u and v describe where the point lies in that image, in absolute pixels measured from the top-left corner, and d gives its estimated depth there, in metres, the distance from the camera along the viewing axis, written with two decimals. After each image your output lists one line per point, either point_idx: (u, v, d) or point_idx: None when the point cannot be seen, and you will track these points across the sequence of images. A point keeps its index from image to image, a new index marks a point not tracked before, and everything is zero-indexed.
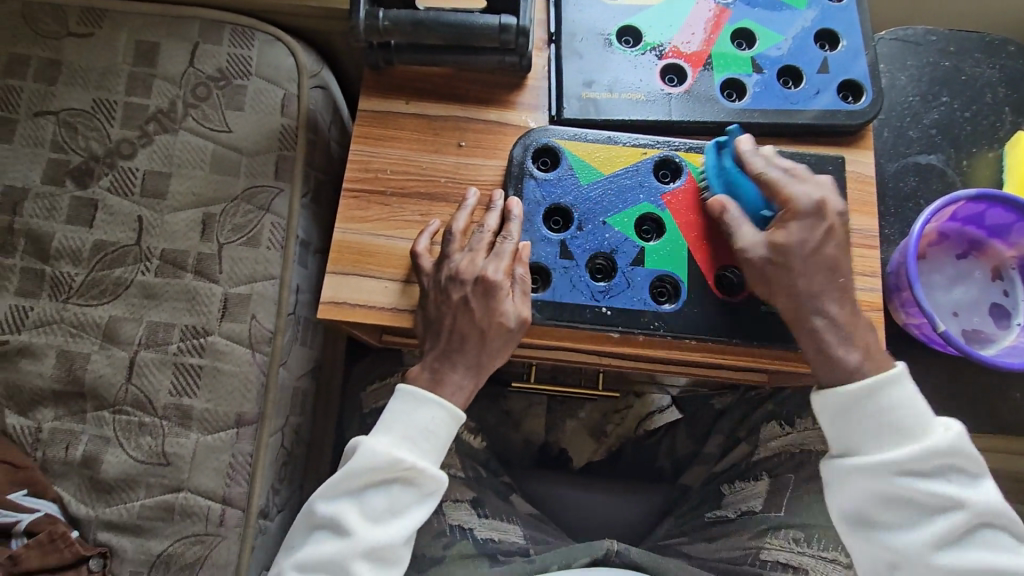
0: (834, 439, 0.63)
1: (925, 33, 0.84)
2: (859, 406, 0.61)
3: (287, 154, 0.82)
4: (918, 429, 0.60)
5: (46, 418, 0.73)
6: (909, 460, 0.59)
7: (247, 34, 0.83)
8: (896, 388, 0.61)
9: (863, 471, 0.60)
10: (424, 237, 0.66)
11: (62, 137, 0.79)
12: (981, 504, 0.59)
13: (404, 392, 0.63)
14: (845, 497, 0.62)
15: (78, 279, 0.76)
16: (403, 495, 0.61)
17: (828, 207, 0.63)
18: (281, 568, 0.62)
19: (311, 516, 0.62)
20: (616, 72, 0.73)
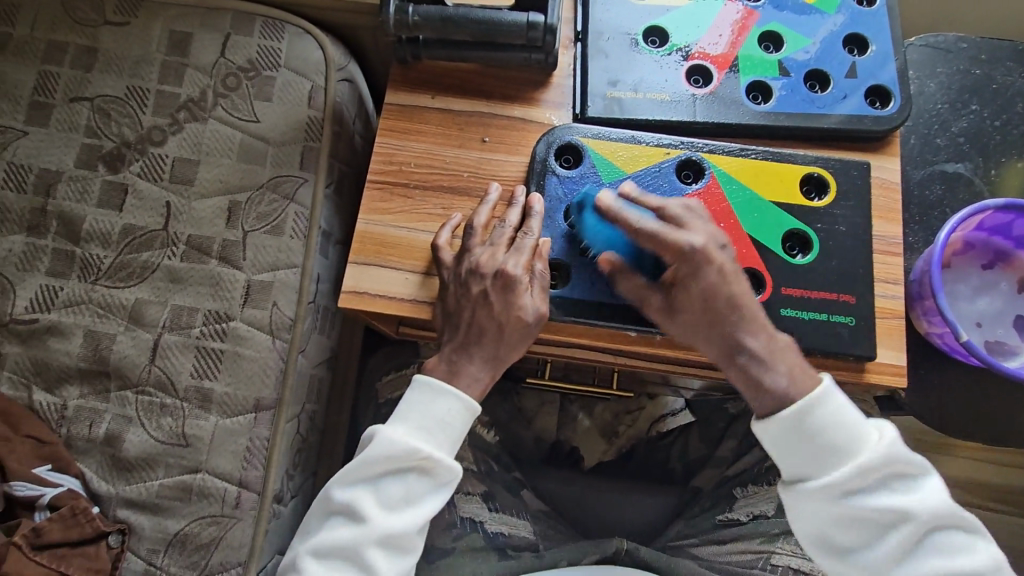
0: (784, 468, 0.61)
1: (956, 39, 0.83)
2: (803, 427, 0.59)
3: (313, 145, 0.83)
4: (855, 445, 0.58)
5: (72, 396, 0.75)
6: (852, 480, 0.58)
7: (277, 27, 0.85)
8: (825, 405, 0.59)
9: (814, 496, 0.59)
10: (445, 229, 0.67)
11: (96, 122, 0.81)
12: (929, 507, 0.58)
13: (422, 382, 0.63)
14: (805, 523, 0.60)
15: (107, 262, 0.78)
16: (419, 484, 0.62)
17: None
18: (296, 552, 0.63)
19: (328, 501, 0.63)
20: (641, 72, 0.73)
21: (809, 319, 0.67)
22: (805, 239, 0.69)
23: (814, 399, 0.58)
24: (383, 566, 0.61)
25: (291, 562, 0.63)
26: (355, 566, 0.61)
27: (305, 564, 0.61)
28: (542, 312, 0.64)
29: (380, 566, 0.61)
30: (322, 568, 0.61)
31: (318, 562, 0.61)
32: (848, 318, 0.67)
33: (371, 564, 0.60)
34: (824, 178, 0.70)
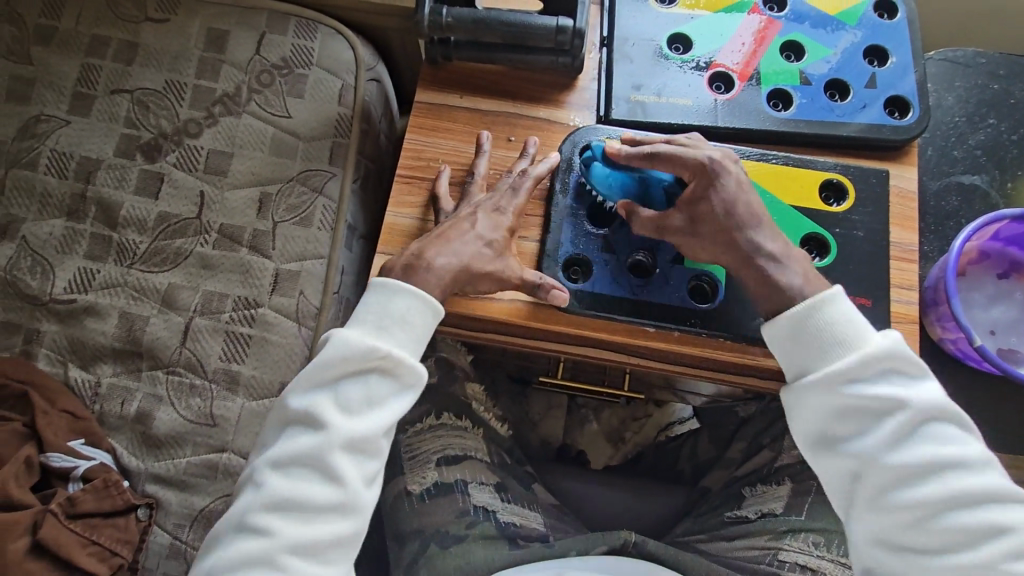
0: (787, 366, 0.61)
1: (975, 55, 0.85)
2: (808, 321, 0.59)
3: (342, 141, 0.86)
4: (861, 339, 0.58)
5: (105, 374, 0.78)
6: (852, 369, 0.58)
7: (311, 27, 0.88)
8: (835, 305, 0.59)
9: (820, 392, 0.58)
10: (446, 172, 0.72)
11: (135, 114, 0.84)
12: (936, 431, 0.56)
13: (379, 283, 0.62)
14: (803, 419, 0.60)
15: (142, 247, 0.81)
16: (380, 386, 0.60)
17: (727, 163, 0.62)
18: (254, 466, 0.60)
19: (284, 412, 0.60)
20: (665, 78, 0.75)
21: None
22: (823, 243, 0.71)
23: (822, 299, 0.59)
24: (349, 472, 0.58)
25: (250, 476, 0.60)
26: (318, 475, 0.58)
27: (264, 475, 0.58)
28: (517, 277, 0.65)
29: (346, 472, 0.58)
30: (283, 479, 0.58)
31: (277, 473, 0.58)
32: (864, 322, 0.68)
33: (336, 471, 0.58)
34: (843, 185, 0.72)
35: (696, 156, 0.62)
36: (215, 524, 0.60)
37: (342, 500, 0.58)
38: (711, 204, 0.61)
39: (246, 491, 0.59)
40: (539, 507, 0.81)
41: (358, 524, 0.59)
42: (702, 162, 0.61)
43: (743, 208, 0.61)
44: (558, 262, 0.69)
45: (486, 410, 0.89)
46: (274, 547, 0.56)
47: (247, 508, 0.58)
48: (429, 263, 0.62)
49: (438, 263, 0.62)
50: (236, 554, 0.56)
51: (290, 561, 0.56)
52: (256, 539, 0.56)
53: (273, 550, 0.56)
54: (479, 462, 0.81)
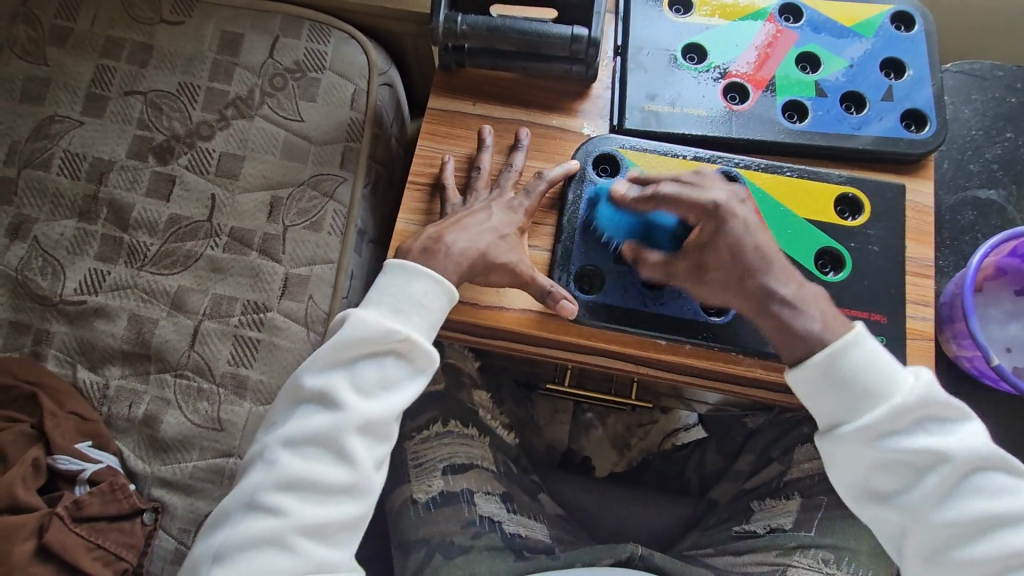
0: (817, 415, 0.61)
1: (992, 68, 0.84)
2: (836, 369, 0.59)
3: (353, 146, 0.86)
4: (890, 385, 0.59)
5: (114, 376, 0.78)
6: (887, 421, 0.58)
7: (325, 31, 0.88)
8: (859, 348, 0.59)
9: (852, 441, 0.59)
10: (451, 163, 0.72)
11: (148, 115, 0.84)
12: (967, 451, 0.58)
13: (395, 266, 0.62)
14: (843, 473, 0.61)
15: (153, 249, 0.81)
16: (396, 369, 0.60)
17: (733, 205, 0.61)
18: (264, 443, 0.59)
19: (297, 389, 0.60)
20: (679, 88, 0.75)
21: None
22: (836, 256, 0.70)
23: (847, 344, 0.59)
24: (362, 454, 0.58)
25: (260, 453, 0.59)
26: (331, 455, 0.58)
27: (276, 453, 0.58)
28: (531, 278, 0.65)
29: (358, 453, 0.58)
30: (295, 458, 0.58)
31: (289, 451, 0.58)
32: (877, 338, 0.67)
33: (349, 452, 0.58)
34: (858, 199, 0.71)
35: (700, 201, 0.61)
36: (221, 501, 0.60)
37: (353, 482, 0.58)
38: (719, 249, 0.61)
39: (256, 468, 0.58)
40: (545, 517, 0.81)
41: (366, 506, 0.59)
42: (707, 206, 0.61)
43: (753, 252, 0.60)
44: (569, 272, 0.69)
45: (493, 418, 0.88)
46: (283, 526, 0.56)
47: (258, 486, 0.57)
48: (447, 254, 0.63)
49: (455, 254, 0.63)
50: (244, 532, 0.56)
51: (299, 541, 0.56)
52: (266, 518, 0.56)
53: (283, 529, 0.55)
54: (486, 471, 0.80)
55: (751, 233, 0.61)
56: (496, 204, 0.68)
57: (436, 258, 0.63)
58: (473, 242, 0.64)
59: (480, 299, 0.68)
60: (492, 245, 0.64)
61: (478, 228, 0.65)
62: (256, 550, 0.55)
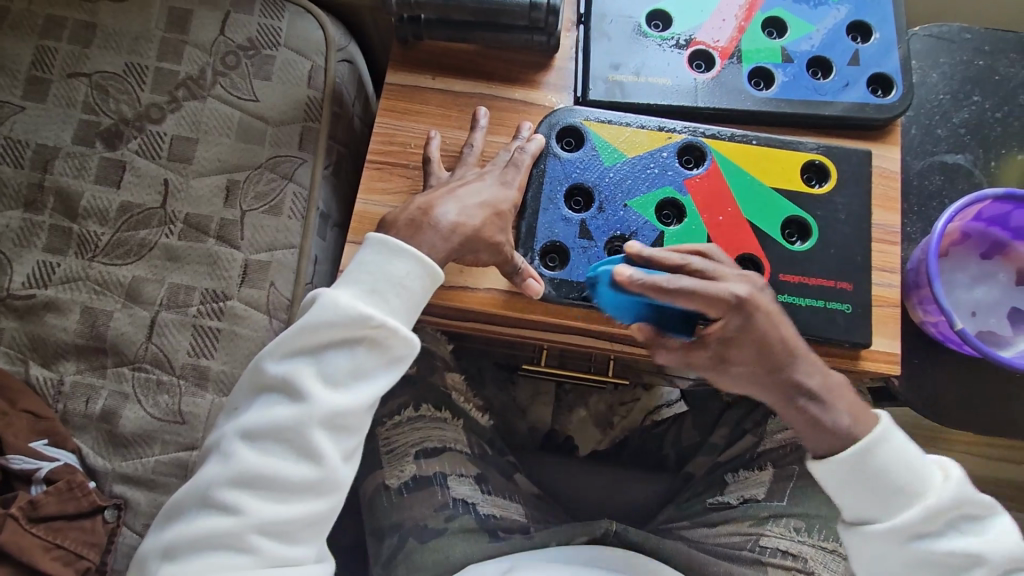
0: (843, 507, 0.63)
1: (960, 30, 0.83)
2: (865, 463, 0.60)
3: (312, 126, 0.83)
4: (920, 486, 0.60)
5: (69, 371, 0.75)
6: (920, 521, 0.60)
7: (278, 5, 0.84)
8: (888, 441, 0.61)
9: (880, 537, 0.60)
10: (437, 139, 0.69)
11: (94, 98, 0.80)
12: (1002, 553, 0.59)
13: (377, 241, 0.59)
14: (868, 567, 0.62)
15: (105, 239, 0.77)
16: (367, 358, 0.58)
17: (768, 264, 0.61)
18: (223, 433, 0.58)
19: (260, 376, 0.58)
20: (644, 57, 0.73)
21: (807, 305, 0.67)
22: (803, 225, 0.69)
23: (872, 442, 0.60)
24: (327, 449, 0.57)
25: (218, 443, 0.58)
26: (294, 449, 0.56)
27: (234, 445, 0.56)
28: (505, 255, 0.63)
29: (323, 449, 0.56)
30: (255, 451, 0.56)
31: (249, 444, 0.56)
32: (845, 306, 0.67)
33: (314, 447, 0.56)
34: (825, 165, 0.70)
35: (722, 293, 0.56)
36: (176, 493, 0.58)
37: (318, 477, 0.56)
38: (743, 343, 0.58)
39: (213, 461, 0.57)
40: (522, 498, 0.80)
41: (333, 502, 0.58)
42: (730, 299, 0.56)
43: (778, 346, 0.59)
44: (534, 249, 0.67)
45: (467, 400, 0.86)
46: (242, 523, 0.54)
47: (215, 480, 0.56)
48: (435, 228, 0.60)
49: (445, 229, 0.60)
50: (200, 529, 0.55)
51: (258, 539, 0.55)
52: (225, 515, 0.55)
53: (241, 527, 0.54)
54: (459, 454, 0.79)
55: (775, 322, 0.58)
56: (486, 176, 0.65)
57: (421, 233, 0.60)
58: (462, 216, 0.61)
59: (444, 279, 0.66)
60: (486, 223, 0.62)
61: (465, 201, 0.62)
62: (214, 548, 0.54)
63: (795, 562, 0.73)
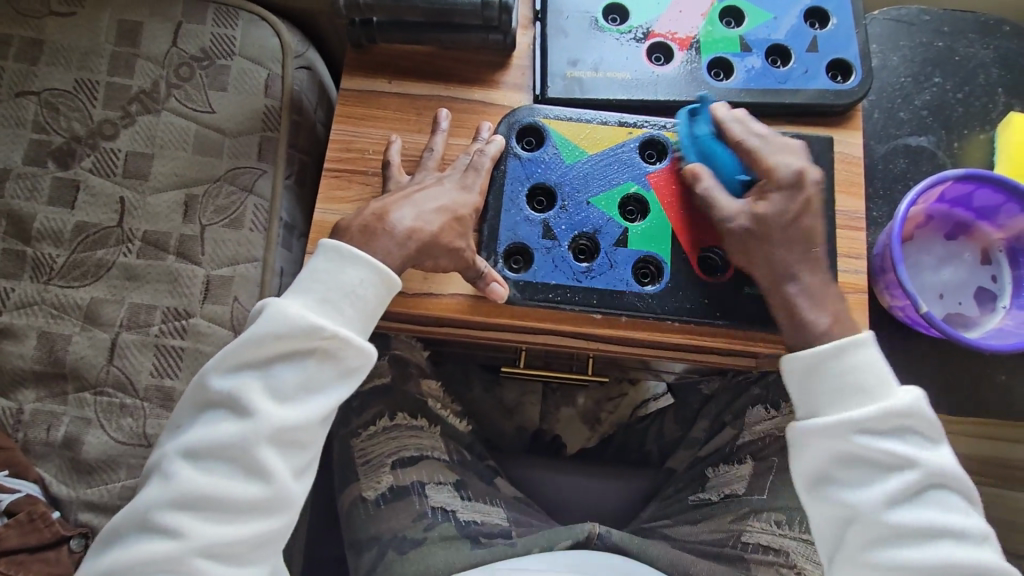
0: (798, 405, 0.63)
1: (918, 12, 0.83)
2: (841, 356, 0.60)
3: (271, 135, 0.81)
4: (884, 388, 0.59)
5: (28, 400, 0.73)
6: (873, 420, 0.59)
7: (231, 13, 0.82)
8: (863, 348, 0.61)
9: (822, 431, 0.60)
10: (398, 143, 0.68)
11: (44, 117, 0.78)
12: (940, 463, 0.58)
13: (331, 248, 0.58)
14: (805, 461, 0.61)
15: (60, 261, 0.75)
16: (317, 370, 0.57)
17: (806, 173, 0.64)
18: (165, 452, 0.56)
19: (205, 392, 0.57)
20: (602, 52, 0.72)
21: None
22: None
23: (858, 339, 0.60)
24: (275, 466, 0.55)
25: (160, 462, 0.56)
26: (240, 467, 0.55)
27: (175, 465, 0.55)
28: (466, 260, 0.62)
29: (272, 466, 0.55)
30: (198, 470, 0.55)
31: (191, 464, 0.55)
32: None
33: (261, 464, 0.55)
34: None
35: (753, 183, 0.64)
36: (116, 516, 0.57)
37: (267, 495, 0.55)
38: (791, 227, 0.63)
39: (155, 482, 0.55)
40: (503, 502, 0.79)
41: (284, 521, 0.57)
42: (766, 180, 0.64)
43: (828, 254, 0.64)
44: (497, 252, 0.66)
45: (444, 407, 0.85)
46: (184, 546, 0.53)
47: (157, 503, 0.54)
48: (390, 234, 0.59)
49: (400, 234, 0.59)
50: (139, 554, 0.53)
51: (202, 562, 0.53)
52: (167, 539, 0.53)
53: (183, 550, 0.53)
54: (435, 461, 0.78)
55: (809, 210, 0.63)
56: (444, 181, 0.64)
57: (375, 239, 0.59)
58: (418, 221, 0.60)
59: (409, 286, 0.65)
60: (444, 228, 0.61)
61: (421, 207, 0.61)
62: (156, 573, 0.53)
63: (776, 556, 0.70)
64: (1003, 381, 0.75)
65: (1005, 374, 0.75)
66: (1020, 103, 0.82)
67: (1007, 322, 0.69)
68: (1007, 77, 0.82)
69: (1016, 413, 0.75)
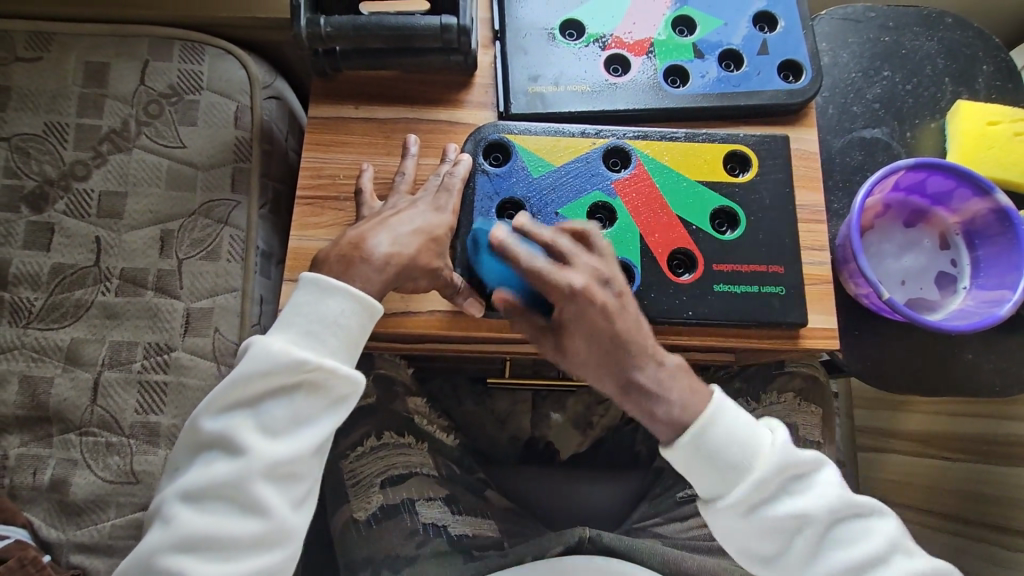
0: (699, 488, 0.61)
1: (864, 10, 0.86)
2: (700, 446, 0.59)
3: (243, 166, 0.82)
4: (751, 453, 0.60)
5: (12, 445, 0.73)
6: (751, 495, 0.59)
7: (197, 49, 0.83)
8: (721, 419, 0.60)
9: (726, 513, 0.60)
10: (369, 170, 0.69)
11: (15, 162, 0.79)
12: (824, 505, 0.60)
13: (310, 280, 0.59)
14: (727, 539, 0.62)
15: (38, 304, 0.76)
16: (307, 403, 0.58)
17: (591, 291, 0.57)
18: (163, 497, 0.57)
19: (197, 434, 0.57)
20: (561, 66, 0.74)
21: (740, 292, 0.68)
22: (732, 215, 0.71)
23: (708, 418, 0.59)
24: (274, 500, 0.56)
25: (160, 507, 0.57)
26: (238, 505, 0.55)
27: (175, 508, 0.55)
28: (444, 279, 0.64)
29: (270, 500, 0.56)
30: (197, 512, 0.55)
31: (190, 506, 0.56)
32: (778, 288, 0.68)
33: (258, 501, 0.55)
34: (746, 154, 0.72)
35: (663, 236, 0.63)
36: (122, 562, 0.57)
37: (267, 530, 0.56)
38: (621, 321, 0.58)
39: (156, 527, 0.56)
40: (495, 513, 0.79)
41: (287, 552, 0.57)
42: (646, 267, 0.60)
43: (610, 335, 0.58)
44: (470, 267, 0.67)
45: (431, 422, 0.86)
46: None
47: (159, 547, 0.55)
48: (368, 260, 0.60)
49: (379, 261, 0.60)
50: None
51: None
52: None
53: None
54: (426, 477, 0.79)
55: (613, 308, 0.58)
56: (418, 203, 0.65)
57: (353, 267, 0.60)
58: (395, 246, 0.61)
59: (387, 307, 0.66)
60: (421, 249, 0.62)
61: (397, 230, 0.62)
62: None
63: None
64: (971, 360, 0.77)
65: (973, 352, 0.77)
66: (966, 90, 0.85)
67: (968, 302, 0.72)
68: (952, 66, 0.85)
69: (985, 389, 0.77)
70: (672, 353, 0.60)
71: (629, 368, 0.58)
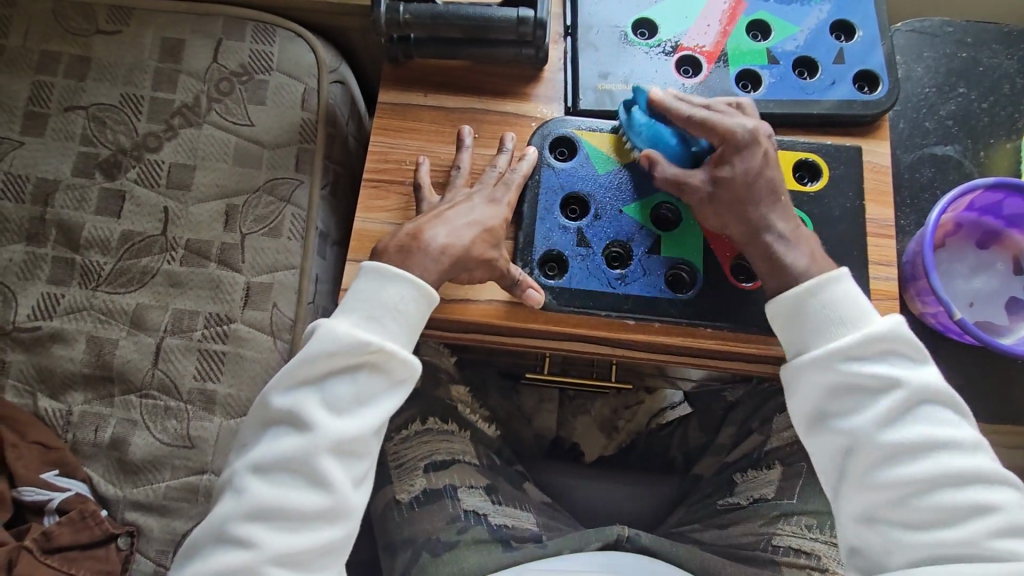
0: (787, 343, 0.63)
1: (942, 24, 0.84)
2: (809, 301, 0.61)
3: (307, 147, 0.84)
4: (861, 319, 0.60)
5: (76, 402, 0.76)
6: (854, 347, 0.59)
7: (269, 30, 0.85)
8: (838, 285, 0.61)
9: (814, 366, 0.60)
10: (425, 164, 0.70)
11: (92, 130, 0.81)
12: (918, 381, 0.59)
13: (371, 268, 0.61)
14: (801, 402, 0.61)
15: (107, 268, 0.78)
16: (369, 383, 0.59)
17: (758, 135, 0.63)
18: (235, 469, 0.59)
19: (265, 410, 0.59)
20: (631, 65, 0.74)
21: None
22: None
23: (829, 277, 0.61)
24: (338, 476, 0.57)
25: (230, 479, 0.59)
26: (303, 479, 0.57)
27: (246, 481, 0.57)
28: (502, 270, 0.64)
29: (333, 476, 0.57)
30: (266, 485, 0.57)
31: (259, 478, 0.57)
32: None
33: (322, 476, 0.57)
34: (817, 164, 0.71)
35: (735, 126, 0.62)
36: (192, 533, 0.59)
37: (330, 505, 0.57)
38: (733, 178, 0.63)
39: (226, 498, 0.58)
40: (532, 506, 0.80)
41: (349, 528, 0.58)
42: (743, 133, 0.62)
43: (759, 190, 0.62)
44: (531, 260, 0.68)
45: (473, 411, 0.86)
46: (258, 556, 0.55)
47: (229, 516, 0.56)
48: (427, 250, 0.61)
49: (435, 252, 0.61)
50: (219, 564, 0.55)
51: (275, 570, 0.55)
52: (241, 550, 0.55)
53: (256, 561, 0.55)
54: (469, 466, 0.80)
55: (769, 163, 0.63)
56: (475, 197, 0.66)
57: (412, 256, 0.61)
58: (451, 238, 0.62)
59: (445, 294, 0.67)
60: (477, 240, 0.63)
61: (455, 223, 0.63)
62: None
63: (807, 560, 0.71)
64: None
65: None
66: None
67: None
68: None
69: None
70: (776, 227, 0.63)
71: (766, 221, 0.63)
